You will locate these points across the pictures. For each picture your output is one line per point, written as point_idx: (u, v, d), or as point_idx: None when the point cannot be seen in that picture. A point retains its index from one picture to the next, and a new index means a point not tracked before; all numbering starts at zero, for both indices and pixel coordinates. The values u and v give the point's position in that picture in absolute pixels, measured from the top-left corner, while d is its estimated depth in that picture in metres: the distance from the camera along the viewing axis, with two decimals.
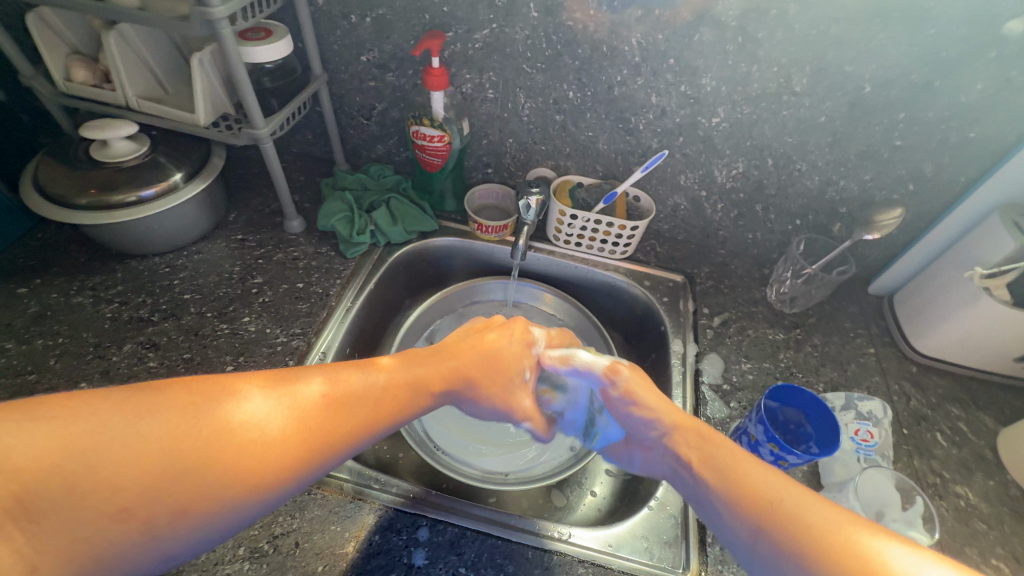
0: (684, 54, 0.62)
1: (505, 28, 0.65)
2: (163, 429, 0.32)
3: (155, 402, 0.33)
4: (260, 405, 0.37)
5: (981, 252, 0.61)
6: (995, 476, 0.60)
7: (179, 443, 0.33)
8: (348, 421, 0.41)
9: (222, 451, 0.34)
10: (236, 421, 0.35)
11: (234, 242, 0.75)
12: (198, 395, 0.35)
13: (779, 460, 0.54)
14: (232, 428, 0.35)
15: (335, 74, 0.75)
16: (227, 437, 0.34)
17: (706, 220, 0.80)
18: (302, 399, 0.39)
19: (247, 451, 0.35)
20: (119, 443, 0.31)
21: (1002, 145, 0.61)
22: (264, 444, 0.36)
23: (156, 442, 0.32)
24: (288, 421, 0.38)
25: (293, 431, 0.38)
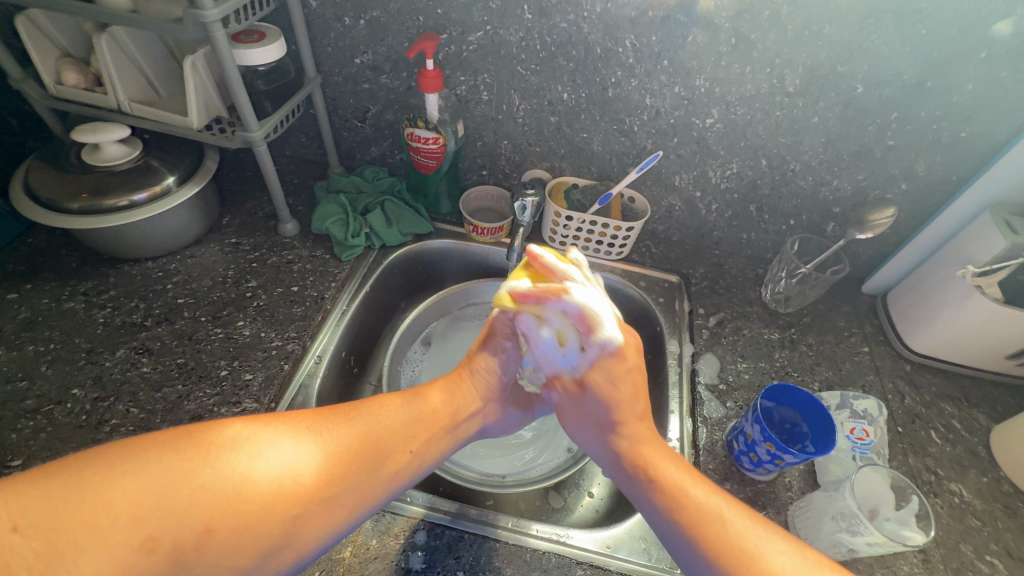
0: (678, 55, 0.62)
1: (500, 30, 0.65)
2: (181, 464, 0.33)
3: (172, 443, 0.34)
4: (277, 438, 0.39)
5: (973, 250, 0.62)
6: (988, 472, 0.61)
7: (206, 483, 0.33)
8: (371, 453, 0.43)
9: (250, 488, 0.35)
10: (263, 459, 0.37)
11: (227, 245, 0.75)
12: (215, 436, 0.36)
13: (775, 459, 0.54)
14: (258, 467, 0.36)
15: (329, 76, 0.75)
16: (253, 474, 0.36)
17: (701, 220, 0.80)
18: (309, 426, 0.41)
19: (274, 487, 0.36)
20: (143, 484, 0.31)
21: (993, 144, 0.61)
22: (289, 481, 0.37)
23: (181, 482, 0.33)
24: (311, 457, 0.39)
25: (320, 466, 0.39)
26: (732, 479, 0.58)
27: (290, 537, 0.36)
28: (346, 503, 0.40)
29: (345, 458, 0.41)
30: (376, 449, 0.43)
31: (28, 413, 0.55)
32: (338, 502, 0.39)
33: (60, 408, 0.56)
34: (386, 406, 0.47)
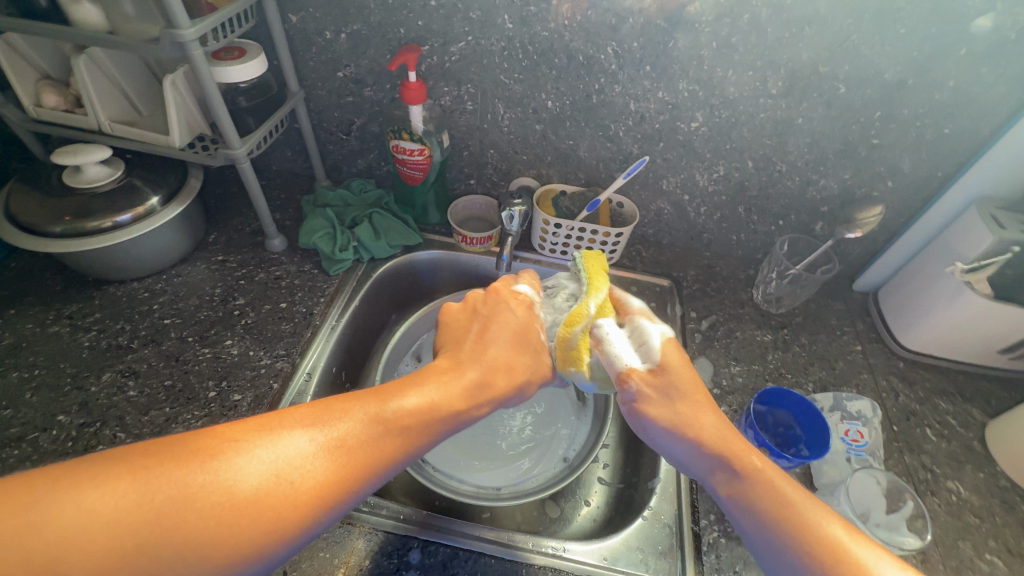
0: (660, 60, 0.62)
1: (481, 40, 0.65)
2: (120, 503, 0.30)
3: (117, 469, 0.31)
4: (242, 468, 0.34)
5: (961, 246, 0.62)
6: (984, 468, 0.61)
7: (141, 515, 0.30)
8: (347, 461, 0.38)
9: (197, 516, 0.32)
10: (218, 479, 0.33)
11: (215, 263, 0.74)
12: (164, 458, 0.33)
13: None
14: (208, 492, 0.32)
15: (313, 90, 0.75)
16: (201, 501, 0.32)
17: (690, 223, 0.80)
18: (283, 449, 0.36)
19: (226, 510, 0.32)
20: (73, 521, 0.29)
21: (977, 140, 0.62)
22: (244, 503, 0.33)
23: (113, 518, 0.29)
24: (274, 474, 0.35)
25: (285, 479, 0.35)
26: None
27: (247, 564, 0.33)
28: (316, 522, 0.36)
29: (317, 476, 0.36)
30: (351, 456, 0.39)
31: (13, 442, 0.54)
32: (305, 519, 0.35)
33: (45, 435, 0.55)
34: (370, 410, 0.42)
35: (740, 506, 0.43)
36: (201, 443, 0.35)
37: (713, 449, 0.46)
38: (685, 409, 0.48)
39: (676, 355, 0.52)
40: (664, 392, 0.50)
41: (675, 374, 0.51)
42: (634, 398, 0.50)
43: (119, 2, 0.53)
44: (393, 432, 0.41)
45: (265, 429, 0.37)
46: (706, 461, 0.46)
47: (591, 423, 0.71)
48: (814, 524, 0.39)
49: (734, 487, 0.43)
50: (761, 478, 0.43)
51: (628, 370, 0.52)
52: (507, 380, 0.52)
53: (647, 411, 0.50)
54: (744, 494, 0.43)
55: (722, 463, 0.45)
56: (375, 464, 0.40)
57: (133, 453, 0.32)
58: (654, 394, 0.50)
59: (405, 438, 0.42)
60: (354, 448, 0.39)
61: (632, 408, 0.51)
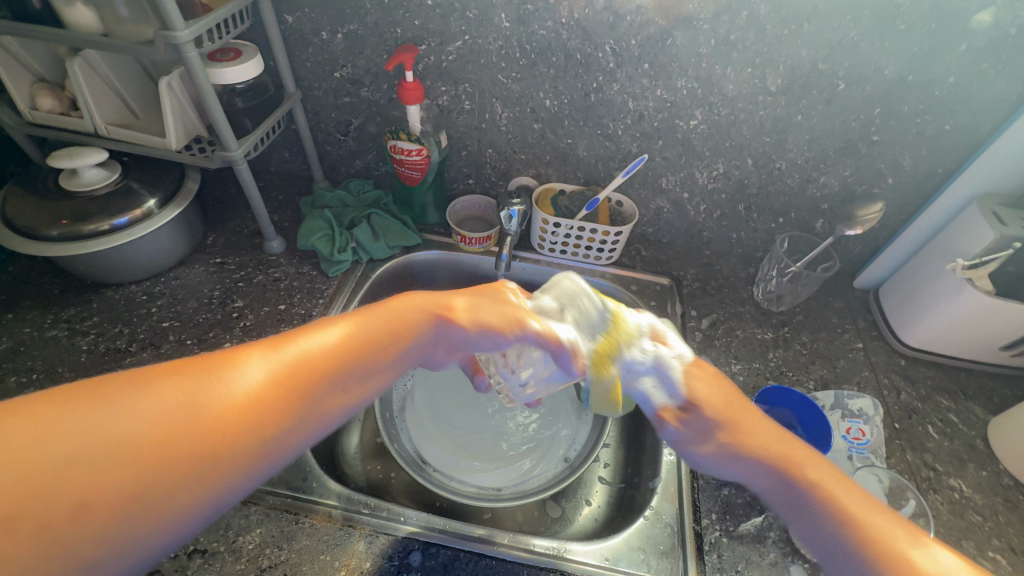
0: (659, 58, 0.62)
1: (478, 39, 0.64)
2: (147, 412, 0.32)
3: (98, 392, 0.32)
4: (254, 372, 0.38)
5: (961, 243, 0.62)
6: (987, 466, 0.60)
7: (130, 432, 0.31)
8: (327, 380, 0.40)
9: (186, 430, 0.33)
10: (202, 397, 0.35)
11: (212, 266, 0.74)
12: (144, 381, 0.34)
13: None
14: (193, 408, 0.34)
15: (310, 91, 0.74)
16: (190, 416, 0.34)
17: (690, 222, 0.79)
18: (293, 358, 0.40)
19: (214, 425, 0.34)
20: (75, 436, 0.30)
21: (977, 137, 0.61)
22: (231, 417, 0.35)
23: (103, 437, 0.30)
24: (283, 374, 0.39)
25: (268, 395, 0.38)
26: (729, 484, 0.57)
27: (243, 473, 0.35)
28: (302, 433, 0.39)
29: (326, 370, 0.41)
30: (329, 373, 0.41)
31: None
32: (290, 432, 0.38)
33: None
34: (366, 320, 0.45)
35: (802, 522, 0.42)
36: (176, 365, 0.36)
37: (767, 470, 0.44)
38: (734, 429, 0.47)
39: (700, 377, 0.52)
40: (701, 426, 0.49)
41: (709, 401, 0.49)
42: (676, 437, 0.50)
43: (113, 3, 0.52)
44: (369, 354, 0.43)
45: (240, 351, 0.39)
46: (763, 478, 0.44)
47: (592, 423, 0.71)
48: (882, 536, 0.38)
49: (794, 504, 0.42)
50: (821, 495, 0.41)
51: (662, 409, 0.52)
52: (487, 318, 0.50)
53: (694, 445, 0.49)
54: (804, 511, 0.41)
55: (776, 481, 0.44)
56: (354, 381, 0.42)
57: (112, 377, 0.33)
58: (692, 427, 0.50)
59: (387, 352, 0.44)
60: (357, 347, 0.43)
61: (678, 445, 0.51)
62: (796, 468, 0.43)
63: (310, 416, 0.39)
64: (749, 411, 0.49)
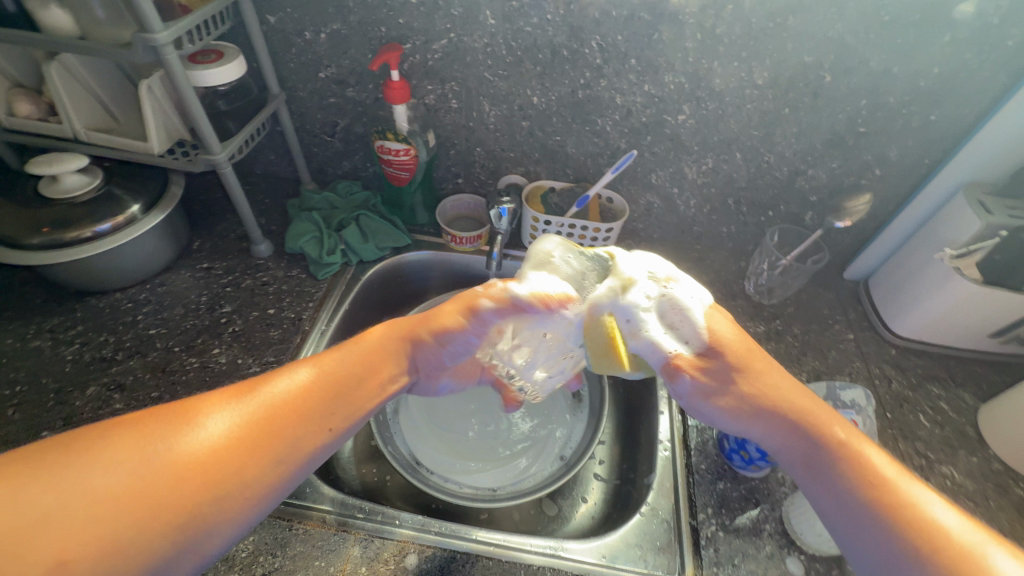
0: (645, 53, 0.62)
1: (464, 37, 0.64)
2: (130, 467, 0.33)
3: (82, 450, 0.33)
4: (234, 415, 0.39)
5: (949, 233, 0.62)
6: (978, 452, 0.61)
7: (110, 486, 0.32)
8: (304, 417, 0.41)
9: (165, 479, 0.34)
10: (176, 445, 0.35)
11: (199, 271, 0.73)
12: (118, 434, 0.35)
13: (751, 465, 0.55)
14: (171, 455, 0.35)
15: (294, 92, 0.73)
16: (165, 465, 0.34)
17: (680, 217, 0.79)
18: (278, 396, 0.41)
19: (192, 469, 0.35)
20: (68, 492, 0.31)
21: (962, 126, 0.62)
22: (212, 459, 0.36)
23: (84, 493, 0.31)
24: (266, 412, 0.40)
25: (247, 434, 0.38)
26: (725, 478, 0.57)
27: (229, 516, 0.35)
28: (285, 468, 0.39)
29: (311, 403, 0.42)
30: (304, 407, 0.41)
31: None
32: (270, 469, 0.38)
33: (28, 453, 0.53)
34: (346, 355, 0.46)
35: (818, 478, 0.42)
36: (160, 418, 0.37)
37: (792, 422, 0.44)
38: (759, 382, 0.47)
39: (721, 325, 0.51)
40: (723, 374, 0.48)
41: (731, 353, 0.48)
42: (693, 384, 0.48)
43: (89, 5, 0.51)
44: (347, 388, 0.44)
45: (221, 398, 0.40)
46: (783, 436, 0.44)
47: (587, 420, 0.71)
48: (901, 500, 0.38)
49: (813, 465, 0.42)
50: (842, 451, 0.42)
51: (674, 359, 0.49)
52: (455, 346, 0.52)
53: (709, 400, 0.48)
54: (824, 467, 0.42)
55: (802, 437, 0.44)
56: (333, 416, 0.42)
57: (90, 433, 0.34)
58: (714, 377, 0.48)
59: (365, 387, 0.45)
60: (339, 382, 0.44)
61: (692, 399, 0.49)
62: (822, 425, 0.43)
63: (295, 451, 0.39)
64: (786, 375, 0.48)
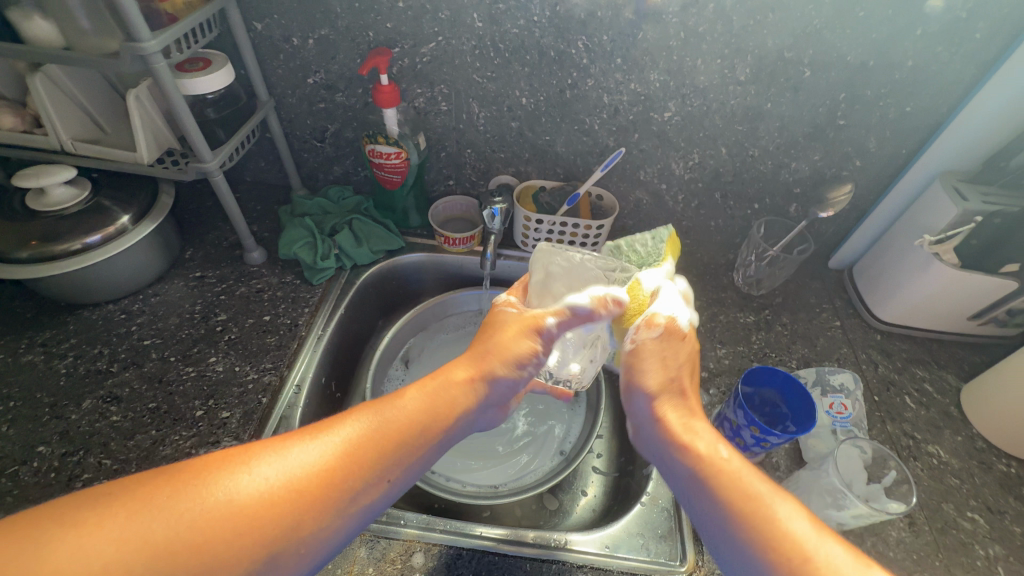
0: (631, 53, 0.63)
1: (452, 40, 0.64)
2: (193, 516, 0.32)
3: (147, 495, 0.32)
4: (294, 460, 0.37)
5: (928, 220, 0.64)
6: (962, 431, 0.63)
7: (169, 534, 0.31)
8: (363, 467, 0.38)
9: (220, 531, 0.32)
10: (233, 492, 0.34)
11: (192, 280, 0.73)
12: (181, 480, 0.33)
13: (761, 442, 0.54)
14: (230, 503, 0.33)
15: (283, 98, 0.74)
16: (223, 516, 0.33)
17: (669, 212, 0.81)
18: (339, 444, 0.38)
19: (249, 522, 0.33)
20: (128, 540, 0.30)
21: (937, 117, 0.64)
22: (266, 511, 0.34)
23: (143, 542, 0.30)
24: (322, 460, 0.37)
25: (304, 485, 0.36)
26: None
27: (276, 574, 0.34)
28: (335, 525, 0.36)
29: (369, 454, 0.39)
30: (363, 457, 0.38)
31: None
32: (323, 526, 0.35)
33: (27, 468, 0.53)
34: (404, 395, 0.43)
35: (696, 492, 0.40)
36: (223, 459, 0.35)
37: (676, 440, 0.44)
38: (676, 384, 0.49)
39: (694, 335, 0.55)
40: (676, 354, 0.51)
41: (687, 345, 0.52)
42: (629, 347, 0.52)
43: (73, 15, 0.51)
44: (411, 434, 0.41)
45: (286, 441, 0.38)
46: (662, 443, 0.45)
47: (585, 415, 0.72)
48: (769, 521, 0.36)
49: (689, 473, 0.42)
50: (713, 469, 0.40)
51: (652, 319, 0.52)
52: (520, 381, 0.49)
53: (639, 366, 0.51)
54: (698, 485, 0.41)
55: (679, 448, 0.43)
56: (389, 468, 0.39)
57: (157, 475, 0.33)
58: (669, 351, 0.51)
59: (421, 435, 0.41)
60: (399, 427, 0.41)
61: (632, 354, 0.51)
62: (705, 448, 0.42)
63: (349, 507, 0.37)
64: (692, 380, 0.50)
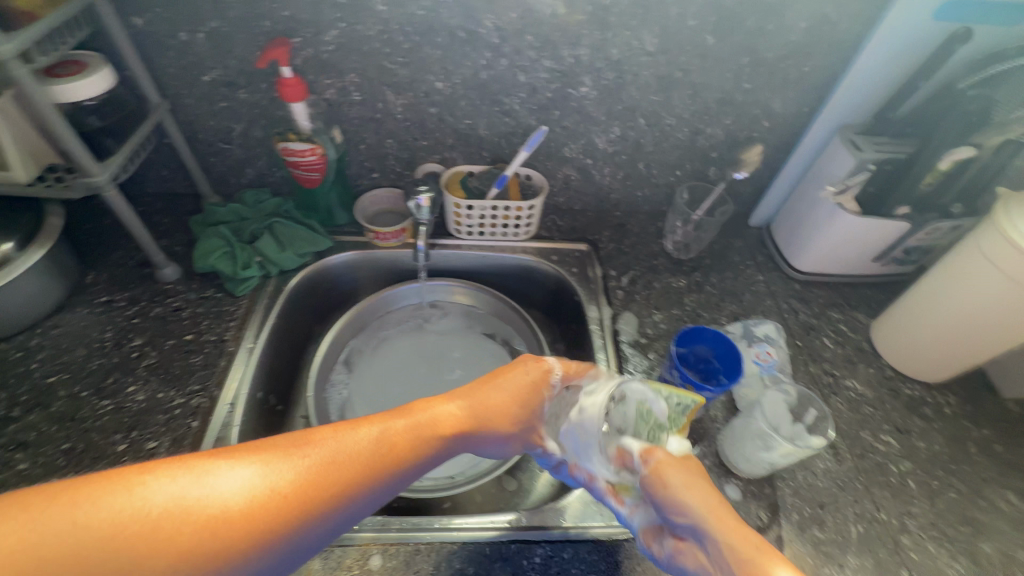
0: (541, 29, 0.62)
1: (355, 25, 0.61)
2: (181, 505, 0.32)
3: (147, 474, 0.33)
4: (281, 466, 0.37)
5: (830, 173, 0.69)
6: (873, 363, 0.69)
7: (107, 522, 0.30)
8: (344, 482, 0.39)
9: (161, 534, 0.31)
10: (220, 487, 0.34)
11: (98, 306, 0.67)
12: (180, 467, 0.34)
13: (697, 398, 0.57)
14: (176, 504, 0.32)
15: (179, 99, 0.68)
16: (208, 510, 0.33)
17: (597, 186, 0.82)
18: (327, 457, 0.39)
19: (228, 522, 0.33)
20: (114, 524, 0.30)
21: (830, 75, 0.68)
22: (239, 516, 0.33)
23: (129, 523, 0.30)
24: (308, 470, 0.38)
25: (286, 495, 0.36)
26: None
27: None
28: (297, 541, 0.36)
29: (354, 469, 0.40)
30: (347, 475, 0.39)
31: None
32: (287, 545, 0.35)
33: None
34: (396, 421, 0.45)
35: None
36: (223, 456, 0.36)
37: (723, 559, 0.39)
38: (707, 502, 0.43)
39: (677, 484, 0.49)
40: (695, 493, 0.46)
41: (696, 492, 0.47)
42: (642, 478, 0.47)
43: None
44: (392, 458, 0.42)
45: (280, 448, 0.38)
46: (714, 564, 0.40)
47: None
48: None
49: None
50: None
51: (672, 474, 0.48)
52: (507, 420, 0.54)
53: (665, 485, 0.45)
54: None
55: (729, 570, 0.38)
56: (364, 492, 0.40)
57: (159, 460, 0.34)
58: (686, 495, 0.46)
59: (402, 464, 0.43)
60: (384, 449, 0.42)
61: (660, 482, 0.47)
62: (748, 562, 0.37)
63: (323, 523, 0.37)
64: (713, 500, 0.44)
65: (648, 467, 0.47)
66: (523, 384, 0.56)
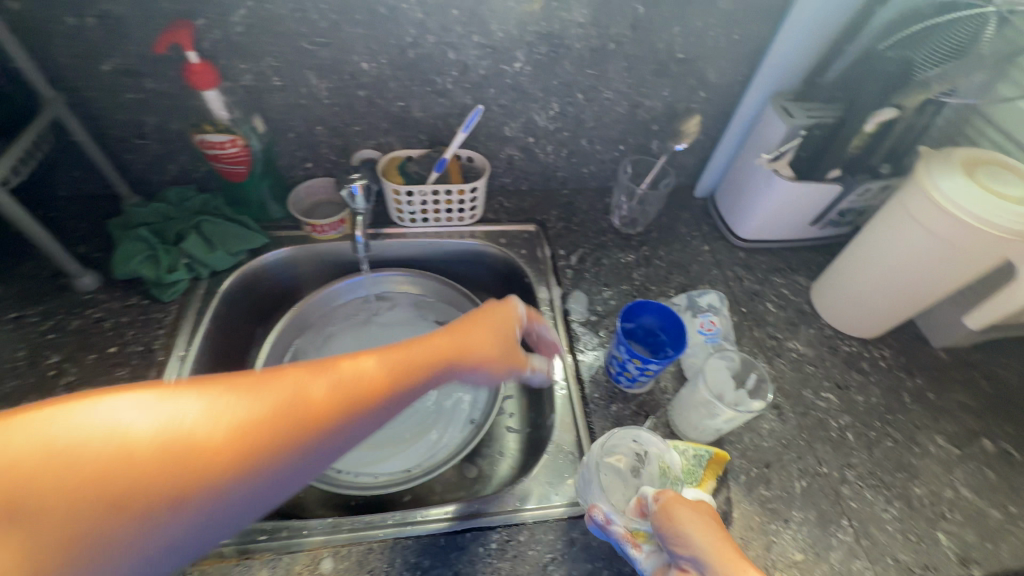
0: (465, 3, 0.60)
1: (264, 3, 0.57)
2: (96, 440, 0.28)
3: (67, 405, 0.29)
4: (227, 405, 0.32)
5: (765, 140, 0.70)
6: (814, 324, 0.72)
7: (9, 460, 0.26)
8: (298, 427, 0.33)
9: (77, 471, 0.27)
10: (147, 424, 0.29)
11: (7, 323, 0.61)
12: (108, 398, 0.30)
13: (645, 371, 0.57)
14: (97, 438, 0.28)
15: (77, 92, 0.62)
16: (128, 450, 0.28)
17: (542, 164, 0.81)
18: (283, 399, 0.34)
19: (153, 465, 0.28)
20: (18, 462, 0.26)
21: (761, 41, 0.68)
22: (168, 457, 0.29)
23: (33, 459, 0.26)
24: (255, 413, 0.32)
25: (228, 439, 0.31)
26: (617, 400, 0.61)
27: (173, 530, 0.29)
28: (243, 490, 0.31)
29: (315, 412, 0.34)
30: (303, 419, 0.34)
31: None
32: (228, 491, 0.30)
33: None
34: (370, 360, 0.39)
35: None
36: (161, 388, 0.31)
37: None
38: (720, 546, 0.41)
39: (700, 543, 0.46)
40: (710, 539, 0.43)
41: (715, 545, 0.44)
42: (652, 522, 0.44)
43: None
44: (359, 400, 0.36)
45: (229, 385, 0.33)
46: None
47: None
48: None
49: None
50: None
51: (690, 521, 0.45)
52: (491, 352, 0.48)
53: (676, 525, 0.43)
54: None
55: None
56: (324, 438, 0.34)
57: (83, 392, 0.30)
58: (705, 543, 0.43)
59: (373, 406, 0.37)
60: (352, 390, 0.36)
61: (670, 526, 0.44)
62: None
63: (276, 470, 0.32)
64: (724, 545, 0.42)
65: (658, 504, 0.45)
66: (501, 319, 0.51)
